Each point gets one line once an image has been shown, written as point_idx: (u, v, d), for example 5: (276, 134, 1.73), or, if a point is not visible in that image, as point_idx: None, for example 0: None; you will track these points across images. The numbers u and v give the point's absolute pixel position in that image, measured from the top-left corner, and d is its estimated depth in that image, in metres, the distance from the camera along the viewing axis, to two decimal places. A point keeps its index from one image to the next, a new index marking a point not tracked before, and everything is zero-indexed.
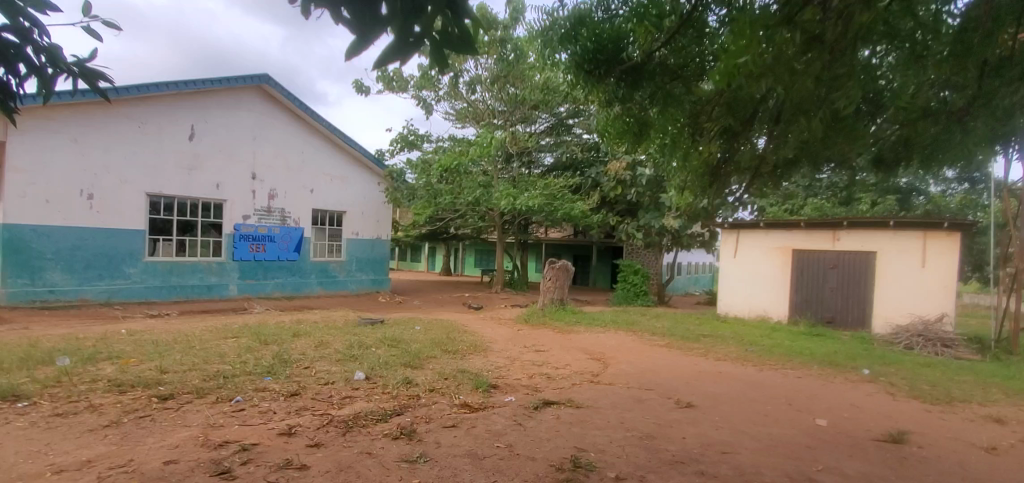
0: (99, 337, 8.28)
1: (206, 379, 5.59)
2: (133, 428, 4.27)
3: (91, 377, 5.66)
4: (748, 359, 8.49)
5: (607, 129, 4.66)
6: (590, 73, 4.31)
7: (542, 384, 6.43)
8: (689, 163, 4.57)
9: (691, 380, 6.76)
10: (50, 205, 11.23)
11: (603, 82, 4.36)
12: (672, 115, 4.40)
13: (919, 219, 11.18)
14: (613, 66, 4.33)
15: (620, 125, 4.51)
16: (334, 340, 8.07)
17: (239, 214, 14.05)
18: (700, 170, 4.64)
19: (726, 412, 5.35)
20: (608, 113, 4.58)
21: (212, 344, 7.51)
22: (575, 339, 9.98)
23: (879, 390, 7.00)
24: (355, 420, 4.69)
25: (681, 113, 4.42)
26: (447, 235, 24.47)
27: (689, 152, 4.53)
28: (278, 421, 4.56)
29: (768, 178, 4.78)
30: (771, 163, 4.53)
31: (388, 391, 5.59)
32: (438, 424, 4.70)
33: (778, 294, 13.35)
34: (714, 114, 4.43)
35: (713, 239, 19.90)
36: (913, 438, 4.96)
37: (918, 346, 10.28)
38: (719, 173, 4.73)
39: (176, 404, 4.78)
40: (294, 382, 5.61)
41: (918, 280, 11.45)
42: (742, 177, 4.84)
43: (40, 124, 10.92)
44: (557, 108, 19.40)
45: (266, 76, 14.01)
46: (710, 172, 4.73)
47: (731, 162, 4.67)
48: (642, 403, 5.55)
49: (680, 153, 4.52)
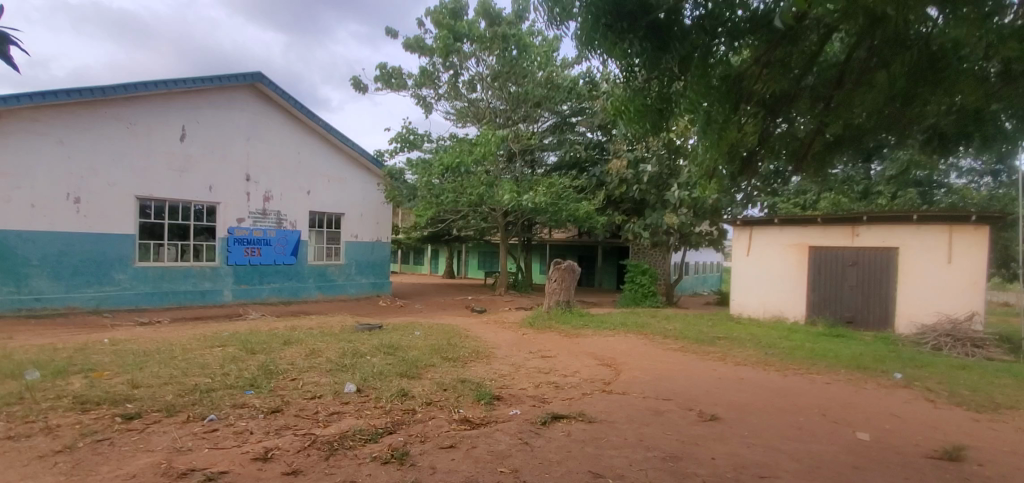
0: (78, 348, 7.81)
1: (181, 394, 5.12)
2: (88, 454, 3.78)
3: (56, 393, 5.18)
4: (770, 364, 7.92)
5: (626, 108, 4.46)
6: (610, 28, 3.91)
7: (549, 394, 5.90)
8: (722, 144, 4.36)
9: (711, 388, 6.21)
10: (36, 210, 10.81)
11: (624, 40, 3.98)
12: (700, 88, 4.16)
13: (944, 212, 10.61)
14: (638, 22, 3.95)
15: (642, 103, 4.39)
16: (328, 347, 7.56)
17: (233, 217, 13.60)
18: (737, 154, 4.64)
19: (756, 427, 4.80)
20: (630, 84, 4.35)
21: (196, 353, 7.03)
22: (583, 343, 9.44)
23: (916, 396, 6.43)
24: (341, 441, 4.18)
25: (713, 82, 4.22)
26: (449, 237, 23.97)
27: (725, 131, 4.34)
28: (253, 443, 4.06)
29: (813, 161, 4.85)
30: (813, 142, 4.72)
31: (381, 406, 5.07)
32: (434, 444, 4.19)
33: (794, 293, 12.76)
34: (761, 78, 4.38)
35: (722, 237, 19.09)
36: (970, 455, 4.41)
37: (947, 347, 9.70)
38: (752, 157, 4.78)
39: (141, 425, 4.31)
40: (277, 397, 5.10)
41: (944, 277, 10.83)
42: (778, 159, 4.91)
43: (24, 126, 10.52)
44: (561, 106, 18.95)
45: (259, 74, 13.56)
46: (745, 156, 4.76)
47: (766, 144, 4.73)
48: (661, 416, 5.01)
49: (715, 130, 4.32)
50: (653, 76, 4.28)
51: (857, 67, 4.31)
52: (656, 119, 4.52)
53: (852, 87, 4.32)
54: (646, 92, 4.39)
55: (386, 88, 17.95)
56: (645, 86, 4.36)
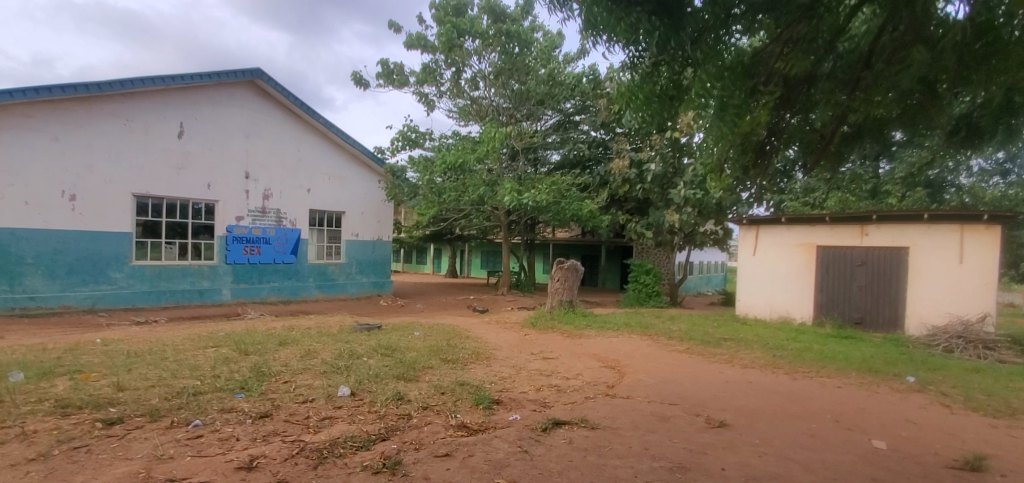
0: (68, 348, 7.68)
1: (167, 397, 5.00)
2: (63, 463, 3.64)
3: (39, 396, 5.05)
4: (778, 366, 7.68)
5: (637, 94, 4.64)
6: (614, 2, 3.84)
7: (551, 398, 5.70)
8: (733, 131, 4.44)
9: (718, 392, 5.99)
10: (31, 208, 10.68)
11: (631, 14, 3.93)
12: (709, 75, 4.29)
13: (955, 211, 10.34)
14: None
15: (651, 88, 4.58)
16: (323, 348, 7.39)
17: (231, 215, 13.43)
18: (746, 145, 4.86)
19: (766, 434, 4.58)
20: (639, 69, 4.47)
21: (188, 355, 6.88)
22: (586, 344, 9.23)
23: (931, 401, 6.19)
24: (331, 448, 3.99)
25: (724, 69, 4.33)
26: (451, 236, 23.79)
27: (736, 120, 4.48)
28: (238, 451, 3.88)
29: (827, 152, 5.04)
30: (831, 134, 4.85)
31: (375, 410, 4.87)
32: (428, 452, 3.99)
33: (802, 294, 12.51)
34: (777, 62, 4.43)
35: (727, 237, 18.67)
36: (993, 465, 4.18)
37: (959, 349, 9.44)
38: (767, 143, 4.97)
39: (121, 432, 4.20)
40: (267, 401, 4.93)
41: (956, 278, 10.55)
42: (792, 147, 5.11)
43: (19, 122, 10.40)
44: (564, 104, 18.75)
45: (258, 70, 13.40)
46: (757, 147, 4.97)
47: (781, 135, 4.92)
48: (666, 422, 4.80)
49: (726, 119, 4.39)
50: (660, 63, 4.42)
51: (884, 47, 4.33)
52: (664, 105, 4.71)
53: (877, 72, 4.38)
54: (655, 78, 4.55)
55: (388, 85, 17.77)
56: (653, 72, 4.49)
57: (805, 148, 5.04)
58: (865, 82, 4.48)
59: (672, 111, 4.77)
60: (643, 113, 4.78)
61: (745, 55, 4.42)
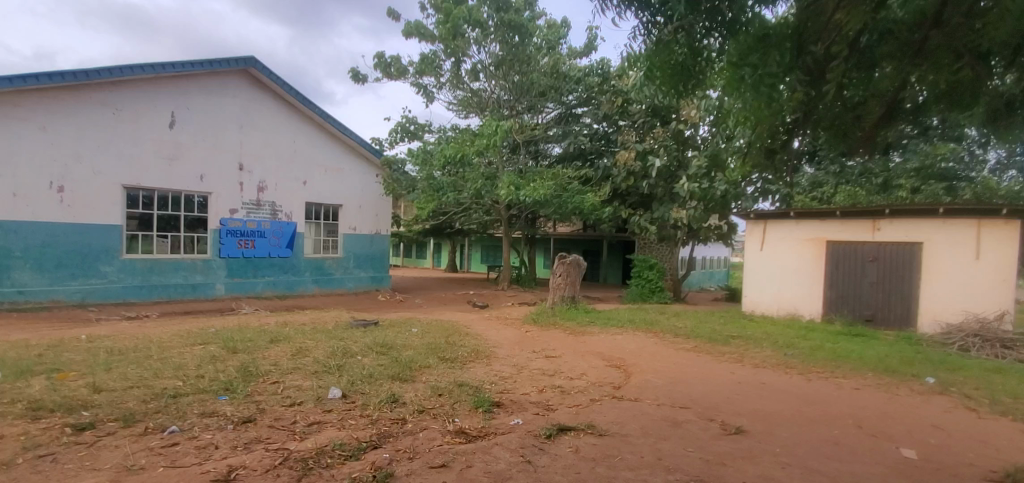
0: (52, 345, 7.39)
1: (145, 400, 4.69)
2: (24, 473, 3.33)
3: (12, 396, 4.77)
4: (791, 366, 7.34)
5: (657, 67, 4.31)
6: None
7: (554, 401, 5.39)
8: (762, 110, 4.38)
9: (731, 394, 5.68)
10: (18, 199, 10.35)
11: None
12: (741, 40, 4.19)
13: (973, 204, 9.97)
14: None
15: (673, 60, 4.29)
16: (316, 346, 7.08)
17: (225, 208, 13.10)
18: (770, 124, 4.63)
19: (787, 442, 4.26)
20: (661, 40, 4.19)
21: (173, 353, 6.55)
22: (589, 342, 8.91)
23: (956, 404, 5.88)
24: (317, 458, 3.67)
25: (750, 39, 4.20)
26: (450, 230, 23.45)
27: (771, 93, 4.24)
28: (216, 461, 3.56)
29: (857, 137, 4.77)
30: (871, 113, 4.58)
31: (367, 414, 4.55)
32: (423, 463, 3.67)
33: (811, 290, 12.19)
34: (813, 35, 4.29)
35: (731, 231, 18.13)
36: None
37: (975, 348, 9.12)
38: (795, 124, 4.77)
39: (92, 438, 3.88)
40: (252, 404, 4.61)
41: (972, 274, 10.21)
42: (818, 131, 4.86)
43: (5, 111, 10.06)
44: (566, 96, 18.40)
45: (252, 59, 13.02)
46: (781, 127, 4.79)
47: (808, 119, 4.69)
48: (679, 428, 4.49)
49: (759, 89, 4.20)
50: (685, 30, 4.18)
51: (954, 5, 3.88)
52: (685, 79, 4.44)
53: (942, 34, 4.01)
54: (674, 47, 4.26)
55: (385, 77, 17.37)
56: (673, 42, 4.21)
57: (832, 132, 4.83)
58: (927, 48, 4.12)
59: (696, 85, 4.57)
60: (660, 85, 4.49)
61: (777, 25, 4.25)
